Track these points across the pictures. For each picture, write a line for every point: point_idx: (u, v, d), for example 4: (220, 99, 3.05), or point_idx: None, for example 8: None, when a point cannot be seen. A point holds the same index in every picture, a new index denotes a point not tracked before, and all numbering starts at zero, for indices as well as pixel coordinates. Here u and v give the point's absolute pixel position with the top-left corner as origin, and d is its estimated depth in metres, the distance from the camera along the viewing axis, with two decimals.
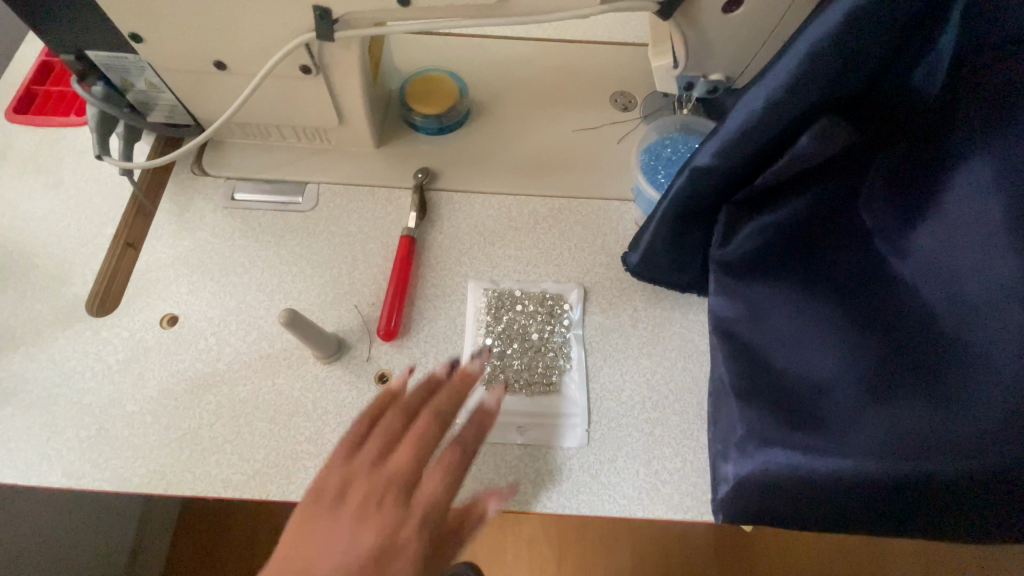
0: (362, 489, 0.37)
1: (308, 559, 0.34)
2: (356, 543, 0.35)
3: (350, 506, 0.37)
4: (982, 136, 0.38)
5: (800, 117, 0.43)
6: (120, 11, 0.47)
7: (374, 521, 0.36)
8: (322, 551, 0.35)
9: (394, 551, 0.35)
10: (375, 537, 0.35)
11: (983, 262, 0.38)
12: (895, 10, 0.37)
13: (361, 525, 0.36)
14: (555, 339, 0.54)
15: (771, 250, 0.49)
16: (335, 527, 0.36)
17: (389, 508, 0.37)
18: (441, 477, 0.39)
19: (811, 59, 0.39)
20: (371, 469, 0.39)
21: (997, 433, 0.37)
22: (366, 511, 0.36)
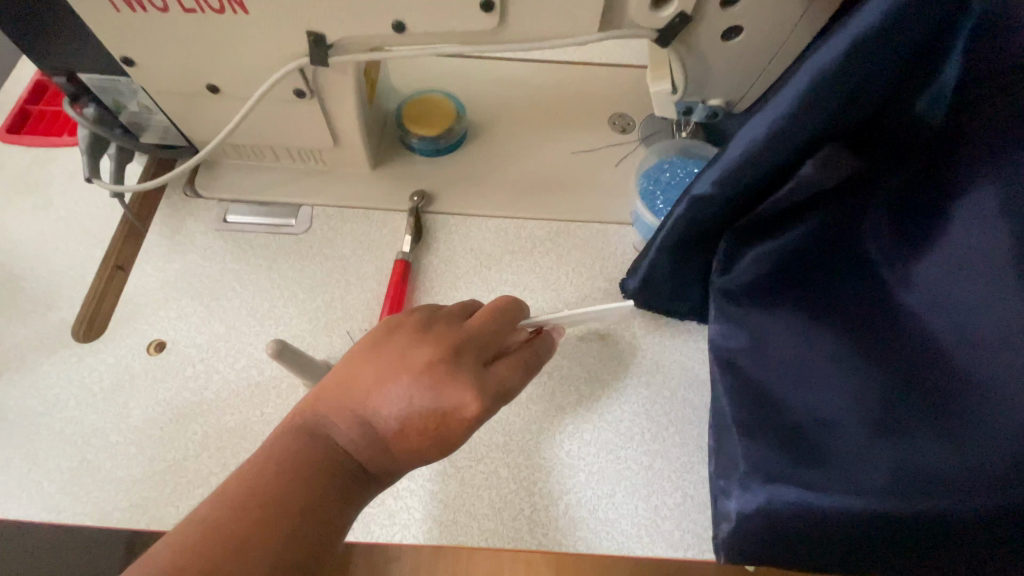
0: (436, 343, 0.39)
1: (377, 390, 0.37)
2: (424, 384, 0.37)
3: (421, 356, 0.38)
4: (988, 165, 0.37)
5: (802, 147, 0.42)
6: (111, 36, 0.46)
7: (443, 377, 0.37)
8: (387, 385, 0.37)
9: (451, 413, 0.36)
10: (440, 392, 0.37)
11: (993, 295, 0.36)
12: (896, 42, 0.37)
13: (425, 377, 0.37)
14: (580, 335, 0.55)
15: (773, 278, 0.48)
16: (402, 367, 0.38)
17: (461, 368, 0.38)
18: (514, 372, 0.41)
19: (812, 90, 0.39)
20: (449, 331, 0.40)
21: (1011, 473, 0.35)
22: (434, 364, 0.38)
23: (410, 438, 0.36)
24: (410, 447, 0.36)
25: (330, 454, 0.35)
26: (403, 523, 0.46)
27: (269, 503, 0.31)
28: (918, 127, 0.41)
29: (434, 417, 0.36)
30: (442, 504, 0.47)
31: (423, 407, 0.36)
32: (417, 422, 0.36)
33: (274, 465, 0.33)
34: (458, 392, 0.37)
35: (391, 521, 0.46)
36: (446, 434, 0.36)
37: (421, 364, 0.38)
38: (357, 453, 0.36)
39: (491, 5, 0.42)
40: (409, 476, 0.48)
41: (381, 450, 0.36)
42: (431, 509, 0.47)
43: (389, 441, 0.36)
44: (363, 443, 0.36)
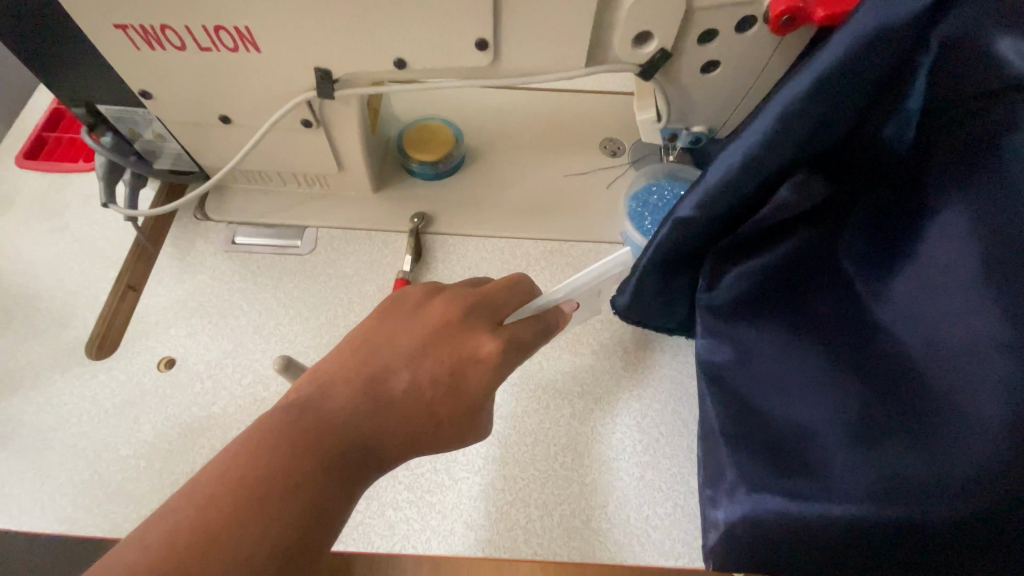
0: (447, 302, 0.43)
1: (390, 352, 0.39)
2: (438, 338, 0.40)
3: (434, 313, 0.42)
4: (955, 187, 0.39)
5: (777, 171, 0.45)
6: (132, 72, 0.49)
7: (457, 330, 0.41)
8: (401, 344, 0.40)
9: (468, 358, 0.40)
10: (456, 343, 0.40)
11: (962, 308, 0.38)
12: (859, 76, 0.39)
13: (439, 332, 0.41)
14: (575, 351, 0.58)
15: (756, 295, 0.51)
16: (416, 326, 0.41)
17: (471, 323, 0.42)
18: (530, 328, 0.43)
19: (782, 122, 0.42)
20: (459, 292, 0.44)
21: (986, 482, 0.36)
22: (447, 319, 0.41)
23: (422, 398, 0.38)
24: (424, 406, 0.38)
25: (333, 421, 0.34)
26: (403, 534, 0.48)
27: (236, 506, 0.29)
28: (887, 151, 0.44)
29: (449, 370, 0.39)
30: (440, 515, 0.49)
31: (439, 357, 0.39)
32: (432, 378, 0.38)
33: (259, 450, 0.31)
34: (474, 339, 0.41)
35: (391, 531, 0.48)
36: (464, 382, 0.39)
37: (434, 321, 0.41)
38: (361, 419, 0.35)
39: (485, 44, 0.45)
40: (409, 487, 0.50)
41: (391, 415, 0.36)
42: (429, 519, 0.48)
43: (401, 403, 0.37)
44: (371, 407, 0.36)
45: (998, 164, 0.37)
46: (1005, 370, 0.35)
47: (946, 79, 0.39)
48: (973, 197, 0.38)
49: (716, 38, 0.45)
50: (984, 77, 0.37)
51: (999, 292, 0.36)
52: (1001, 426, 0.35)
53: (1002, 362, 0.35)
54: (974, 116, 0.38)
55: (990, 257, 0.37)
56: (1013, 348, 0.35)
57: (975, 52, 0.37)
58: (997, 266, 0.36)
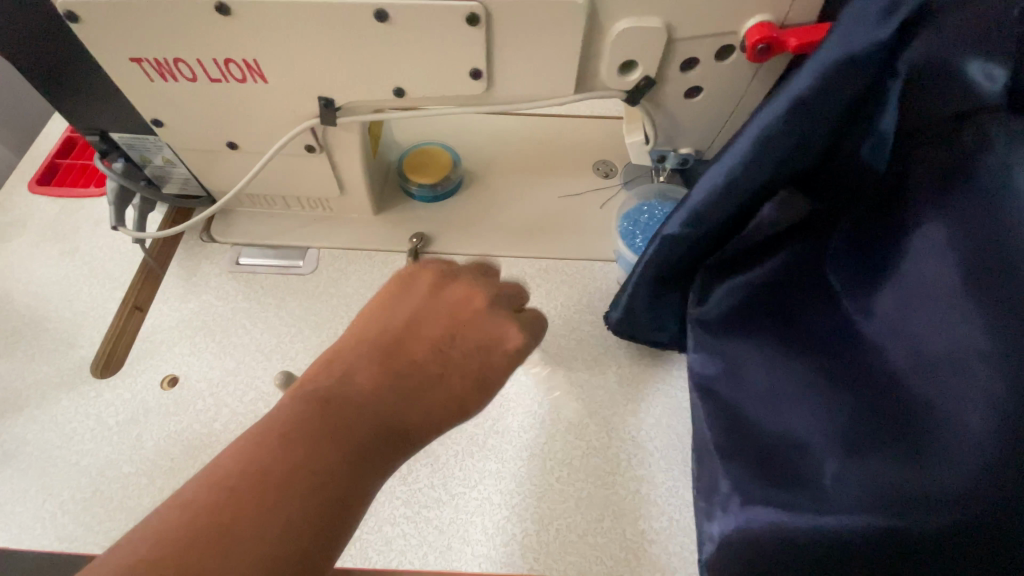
0: (463, 289, 0.44)
1: (412, 338, 0.41)
2: (460, 325, 0.42)
3: (452, 301, 0.44)
4: (934, 204, 0.41)
5: (759, 189, 0.47)
6: (146, 103, 0.52)
7: (480, 317, 0.43)
8: (423, 332, 0.41)
9: (494, 346, 0.42)
10: (480, 330, 0.42)
11: (945, 319, 0.39)
12: (830, 100, 0.41)
13: (462, 320, 0.43)
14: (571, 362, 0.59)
15: (745, 309, 0.52)
16: (437, 313, 0.43)
17: (494, 308, 0.44)
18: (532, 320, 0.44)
19: (759, 144, 0.44)
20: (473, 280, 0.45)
21: (978, 490, 0.35)
22: (469, 305, 0.43)
23: (446, 386, 0.39)
24: (452, 391, 0.39)
25: (358, 413, 0.34)
26: (399, 549, 0.48)
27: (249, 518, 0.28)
28: (866, 170, 0.46)
29: (474, 357, 0.41)
30: (437, 530, 0.49)
31: (464, 344, 0.41)
32: (457, 366, 0.40)
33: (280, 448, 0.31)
34: (499, 326, 0.43)
35: (388, 547, 0.48)
36: (489, 368, 0.41)
37: (454, 308, 0.43)
38: (389, 406, 0.36)
39: (479, 73, 0.47)
40: (406, 503, 0.50)
41: (417, 404, 0.37)
42: (426, 534, 0.49)
43: (427, 392, 0.38)
44: (396, 396, 0.37)
45: (972, 180, 0.38)
46: (989, 377, 0.36)
47: (920, 101, 0.41)
48: (949, 213, 0.39)
49: (697, 66, 0.47)
50: (951, 103, 0.39)
51: (979, 301, 0.37)
52: (987, 435, 0.35)
53: (986, 370, 0.36)
54: (948, 137, 0.40)
55: (969, 269, 0.38)
56: (1000, 358, 0.35)
57: (946, 73, 0.38)
58: (976, 278, 0.37)
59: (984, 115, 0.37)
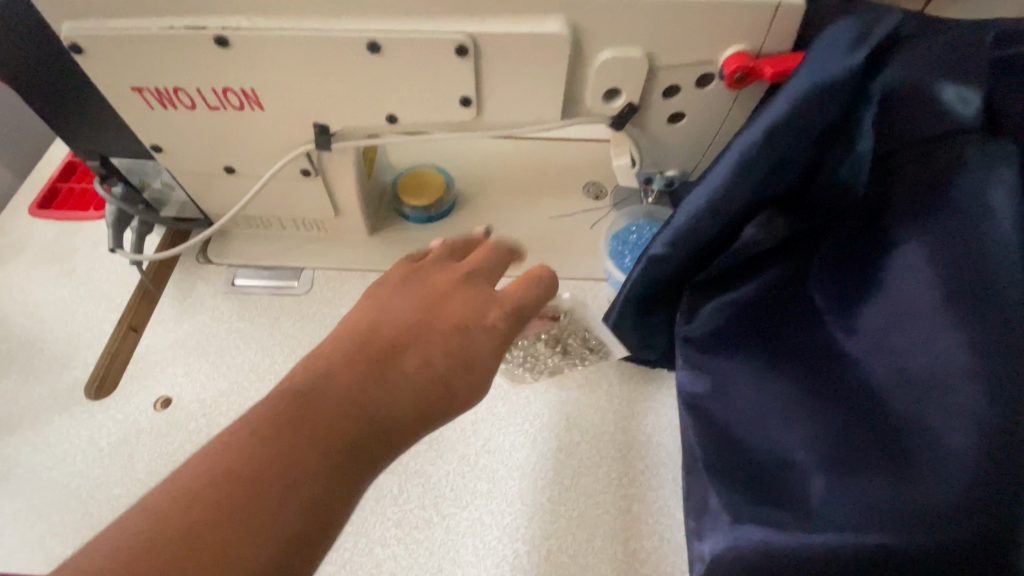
0: (450, 274, 0.44)
1: (387, 327, 0.39)
2: (435, 310, 0.41)
3: (427, 289, 0.43)
4: (915, 223, 0.42)
5: (741, 209, 0.48)
6: (145, 129, 0.53)
7: (456, 302, 0.42)
8: (396, 319, 0.40)
9: (475, 327, 0.41)
10: (458, 315, 0.41)
11: (929, 336, 0.40)
12: (809, 123, 0.43)
13: (438, 305, 0.41)
14: (567, 359, 0.60)
15: (733, 327, 0.53)
16: (409, 302, 0.42)
17: (469, 291, 0.43)
18: (526, 287, 0.45)
19: (741, 165, 0.45)
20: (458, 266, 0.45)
21: (973, 505, 0.36)
22: (442, 292, 0.43)
23: (430, 370, 0.37)
24: (436, 377, 0.37)
25: (341, 409, 0.33)
26: (389, 571, 0.48)
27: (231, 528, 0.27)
28: (847, 189, 0.47)
29: (457, 340, 0.40)
30: (428, 552, 0.49)
31: (441, 330, 0.40)
32: (440, 351, 0.39)
33: (257, 450, 0.30)
34: (478, 310, 0.42)
35: (378, 569, 0.49)
36: (473, 351, 0.40)
37: (435, 297, 0.42)
38: (371, 396, 0.34)
39: (468, 101, 0.49)
40: (397, 524, 0.51)
41: (402, 392, 0.36)
42: (416, 556, 0.49)
43: (410, 379, 0.36)
44: (377, 387, 0.35)
45: (950, 202, 0.41)
46: (976, 392, 0.37)
47: (904, 116, 0.43)
48: (929, 234, 0.41)
49: (679, 92, 0.49)
50: (930, 121, 0.42)
51: (961, 319, 0.38)
52: (978, 448, 0.36)
53: (974, 384, 0.37)
54: (930, 156, 0.42)
55: (949, 287, 0.39)
56: (985, 373, 0.37)
57: (927, 94, 0.41)
58: (957, 296, 0.39)
59: (966, 133, 0.41)
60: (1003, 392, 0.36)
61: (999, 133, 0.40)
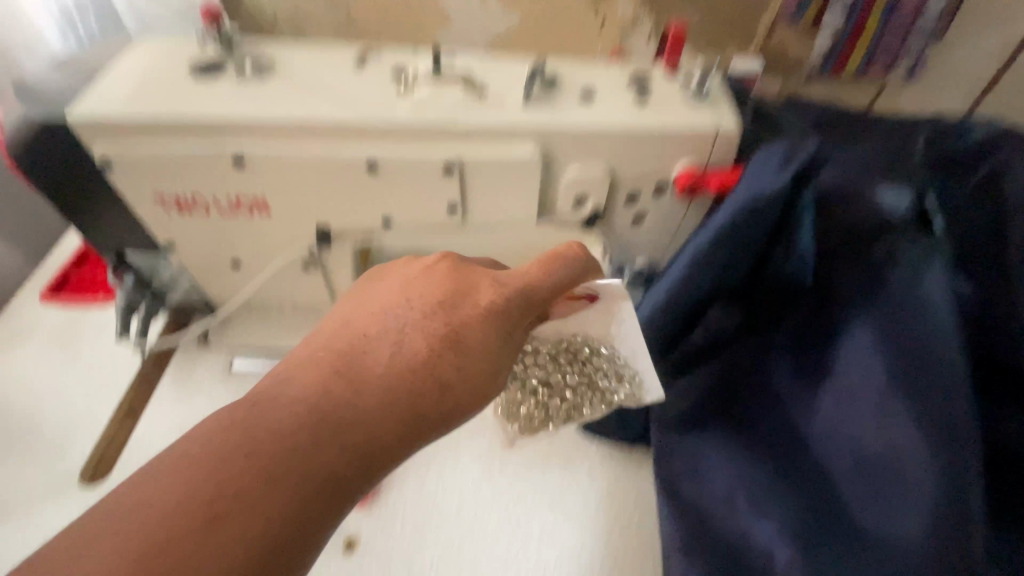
0: (437, 258, 0.44)
1: (372, 315, 0.38)
2: (429, 293, 0.40)
3: (420, 275, 0.42)
4: (859, 314, 0.48)
5: (699, 301, 0.54)
6: (162, 232, 0.59)
7: (450, 285, 0.41)
8: (382, 307, 0.39)
9: (469, 315, 0.39)
10: (451, 298, 0.40)
11: (880, 422, 0.44)
12: (749, 230, 0.49)
13: (431, 290, 0.40)
14: (580, 383, 0.53)
15: (700, 409, 0.56)
16: (396, 289, 0.41)
17: (463, 275, 0.42)
18: (552, 264, 0.46)
19: (694, 264, 0.50)
20: (438, 254, 0.45)
21: None
22: (434, 276, 0.42)
23: (419, 361, 0.36)
24: (427, 368, 0.36)
25: (322, 408, 0.32)
26: None
27: (210, 528, 0.27)
28: (793, 282, 0.53)
29: (450, 328, 0.38)
30: None
31: (432, 317, 0.38)
32: (429, 339, 0.37)
33: (218, 455, 0.29)
34: (474, 293, 0.41)
35: None
36: (468, 338, 0.38)
37: (416, 283, 0.41)
38: (355, 392, 0.33)
39: (455, 207, 0.55)
40: None
41: (389, 386, 0.34)
42: None
43: (399, 372, 0.35)
44: (361, 383, 0.34)
45: (888, 295, 0.47)
46: (926, 475, 0.41)
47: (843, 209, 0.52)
48: (874, 324, 0.47)
49: (641, 198, 0.55)
50: (869, 220, 0.50)
51: (907, 405, 0.43)
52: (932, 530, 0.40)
53: (925, 469, 0.41)
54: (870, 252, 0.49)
55: (895, 375, 0.44)
56: (933, 458, 0.41)
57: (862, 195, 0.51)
58: (902, 384, 0.44)
59: (898, 230, 0.49)
60: (952, 474, 0.41)
61: (929, 231, 0.48)
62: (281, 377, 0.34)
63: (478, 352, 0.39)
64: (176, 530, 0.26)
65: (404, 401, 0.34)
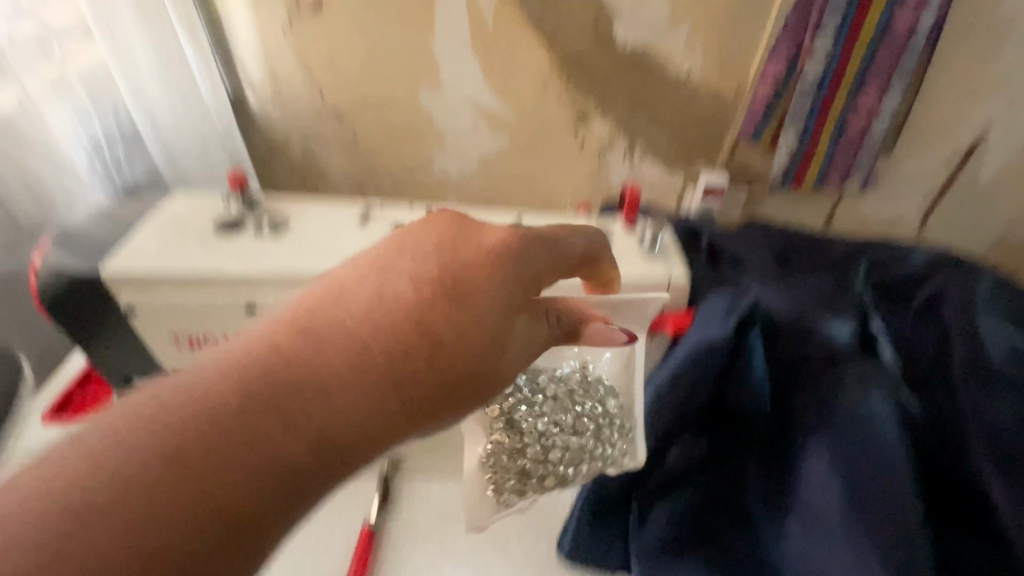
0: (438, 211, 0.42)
1: (360, 266, 0.36)
2: (423, 247, 0.38)
3: (412, 228, 0.40)
4: (815, 442, 0.55)
5: (668, 431, 0.60)
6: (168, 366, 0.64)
7: (445, 239, 0.39)
8: (372, 261, 0.37)
9: (465, 268, 0.38)
10: (445, 253, 0.38)
11: (842, 540, 0.50)
12: (704, 367, 0.58)
13: (422, 240, 0.38)
14: (584, 417, 0.56)
15: (677, 539, 0.58)
16: (387, 242, 0.38)
17: (460, 227, 0.40)
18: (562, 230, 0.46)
19: (661, 396, 0.59)
20: (432, 213, 0.41)
21: None
22: (430, 230, 0.39)
23: (404, 318, 0.34)
24: (413, 328, 0.34)
25: (279, 377, 0.30)
26: None
27: (113, 517, 0.25)
28: (751, 414, 0.59)
29: (444, 283, 0.37)
30: None
31: (423, 274, 0.36)
32: (418, 294, 0.36)
33: (150, 431, 0.27)
34: (469, 247, 0.39)
35: None
36: (463, 293, 0.37)
37: (406, 241, 0.39)
38: (323, 354, 0.32)
39: None
40: None
41: (366, 347, 0.33)
42: None
43: (380, 331, 0.33)
44: (331, 346, 0.32)
45: (836, 424, 0.55)
46: None
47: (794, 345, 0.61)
48: (827, 452, 0.54)
49: None
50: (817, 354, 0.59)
51: (863, 526, 0.49)
52: None
53: None
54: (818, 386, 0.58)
55: (849, 498, 0.51)
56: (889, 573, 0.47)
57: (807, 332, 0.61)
58: (856, 507, 0.50)
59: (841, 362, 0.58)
60: None
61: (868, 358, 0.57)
62: (255, 345, 0.31)
63: (473, 318, 0.37)
64: (123, 505, 0.25)
65: (385, 378, 0.32)
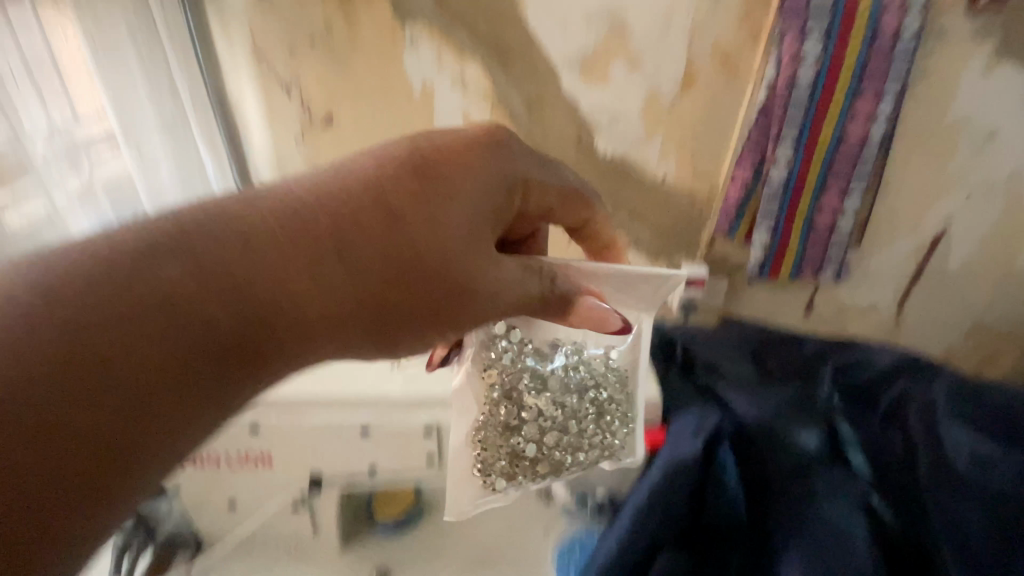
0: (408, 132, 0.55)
1: (325, 183, 0.47)
2: (378, 177, 0.49)
3: (376, 156, 0.51)
4: (792, 541, 0.62)
5: (649, 547, 0.64)
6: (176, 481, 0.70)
7: (398, 173, 0.50)
8: (338, 179, 0.48)
9: (410, 196, 0.49)
10: (400, 187, 0.49)
11: None
12: (682, 481, 0.66)
13: (380, 169, 0.49)
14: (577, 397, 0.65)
15: None
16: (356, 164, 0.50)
17: (416, 161, 0.51)
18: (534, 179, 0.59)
19: (642, 508, 0.65)
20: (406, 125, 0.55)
21: None
22: (385, 166, 0.50)
23: (362, 236, 0.46)
24: (361, 245, 0.46)
25: (246, 271, 0.41)
26: None
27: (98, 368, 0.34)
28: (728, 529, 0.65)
29: (394, 211, 0.47)
30: None
31: (373, 199, 0.47)
32: (374, 217, 0.47)
33: (128, 296, 0.37)
34: (413, 186, 0.49)
35: None
36: (407, 217, 0.48)
37: (385, 153, 0.51)
38: (284, 250, 0.42)
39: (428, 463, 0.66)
40: None
41: (324, 248, 0.44)
42: None
43: (338, 238, 0.45)
44: (292, 246, 0.43)
45: (812, 524, 0.62)
46: None
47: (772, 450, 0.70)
48: (803, 550, 0.60)
49: None
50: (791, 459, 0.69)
51: None
52: None
53: None
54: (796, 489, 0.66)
55: None
56: None
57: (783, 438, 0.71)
58: None
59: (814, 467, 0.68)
60: None
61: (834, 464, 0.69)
62: (200, 219, 0.41)
63: (438, 210, 0.49)
64: (92, 361, 0.34)
65: (327, 245, 0.44)
